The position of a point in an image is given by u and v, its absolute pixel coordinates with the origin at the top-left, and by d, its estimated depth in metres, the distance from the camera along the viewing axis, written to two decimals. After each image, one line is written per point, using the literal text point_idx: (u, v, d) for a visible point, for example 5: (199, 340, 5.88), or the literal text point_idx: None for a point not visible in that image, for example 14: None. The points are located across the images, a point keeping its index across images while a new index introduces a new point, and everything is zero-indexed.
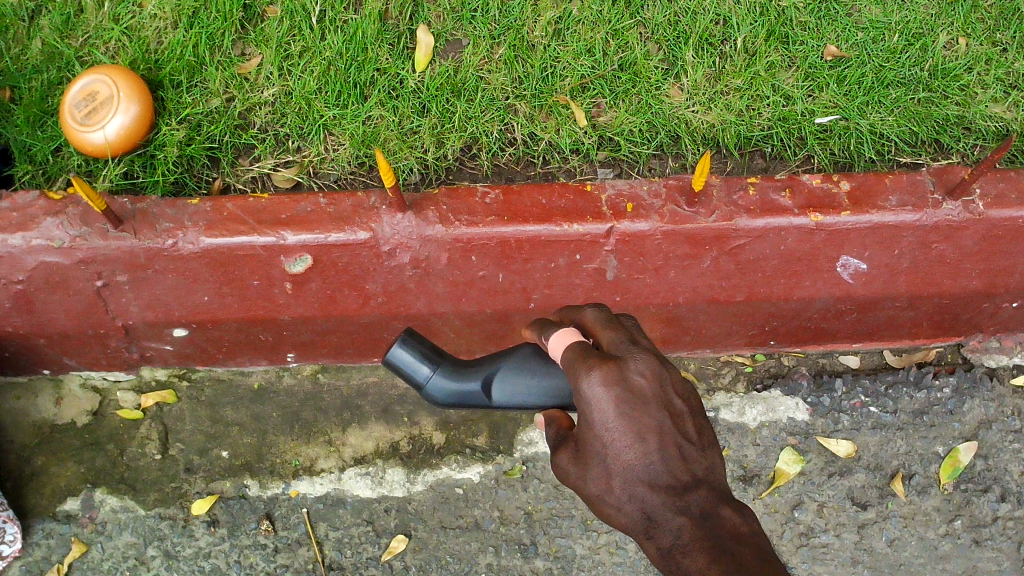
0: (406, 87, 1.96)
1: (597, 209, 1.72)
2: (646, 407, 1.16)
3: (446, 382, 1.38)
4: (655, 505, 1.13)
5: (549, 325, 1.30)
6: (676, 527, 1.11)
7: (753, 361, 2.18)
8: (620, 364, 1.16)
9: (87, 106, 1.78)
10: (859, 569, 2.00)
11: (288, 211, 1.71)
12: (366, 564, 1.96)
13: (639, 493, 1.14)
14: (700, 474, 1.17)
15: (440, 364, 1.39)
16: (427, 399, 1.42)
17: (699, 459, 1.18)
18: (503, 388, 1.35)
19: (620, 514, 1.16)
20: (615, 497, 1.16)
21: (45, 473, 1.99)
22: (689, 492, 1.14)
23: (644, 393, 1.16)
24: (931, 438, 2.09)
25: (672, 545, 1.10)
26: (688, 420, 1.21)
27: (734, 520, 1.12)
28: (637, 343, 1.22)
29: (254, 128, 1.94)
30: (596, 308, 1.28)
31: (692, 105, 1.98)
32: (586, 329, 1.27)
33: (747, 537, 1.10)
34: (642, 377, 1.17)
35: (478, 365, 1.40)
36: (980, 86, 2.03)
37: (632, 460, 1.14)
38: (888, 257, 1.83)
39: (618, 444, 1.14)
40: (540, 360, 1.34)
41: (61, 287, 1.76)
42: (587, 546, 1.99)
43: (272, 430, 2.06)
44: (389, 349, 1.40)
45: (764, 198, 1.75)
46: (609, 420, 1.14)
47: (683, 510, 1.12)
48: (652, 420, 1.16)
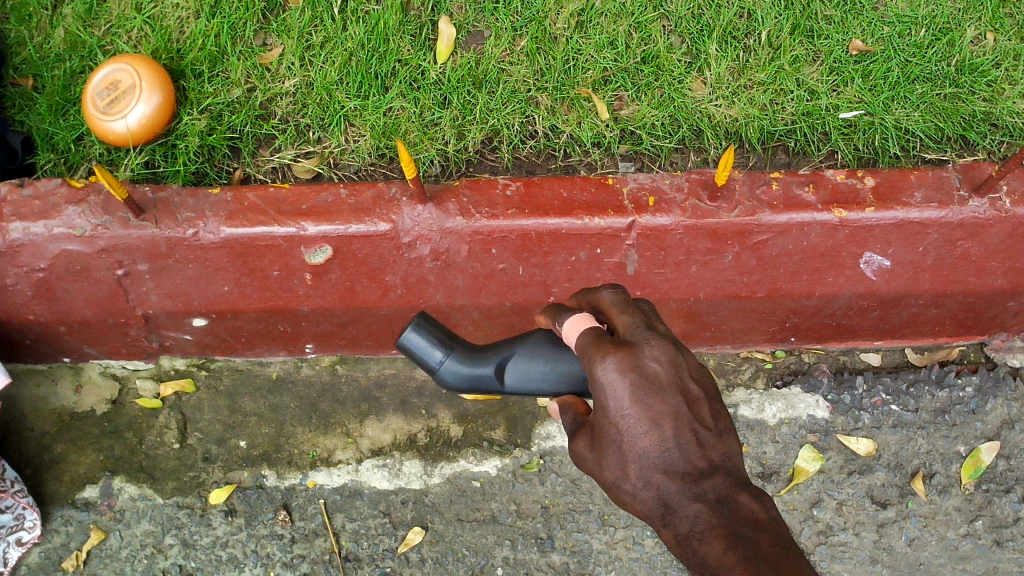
0: (427, 78, 1.95)
1: (619, 203, 1.72)
2: (662, 393, 1.15)
3: (459, 366, 1.43)
4: (673, 492, 1.14)
5: (563, 311, 1.29)
6: (693, 514, 1.12)
7: (773, 357, 2.16)
8: (635, 350, 1.16)
9: (109, 95, 1.78)
10: (879, 568, 1.97)
11: (309, 202, 1.70)
12: (383, 556, 1.95)
13: (655, 481, 1.16)
14: (717, 461, 1.17)
15: (454, 349, 1.43)
16: (440, 383, 1.46)
17: (716, 446, 1.19)
18: (515, 373, 1.39)
19: (637, 502, 1.18)
20: (631, 485, 1.17)
21: (65, 460, 2.00)
22: (706, 479, 1.14)
23: (660, 380, 1.15)
24: (953, 437, 2.07)
25: (689, 532, 1.11)
26: (704, 406, 1.20)
27: (752, 506, 1.12)
28: (653, 328, 1.20)
29: (275, 119, 1.93)
30: (613, 289, 1.27)
31: (715, 99, 1.96)
32: (603, 311, 1.26)
33: (764, 524, 1.10)
34: (658, 364, 1.16)
35: (491, 350, 1.44)
36: (1008, 82, 2.00)
37: (648, 447, 1.16)
38: (913, 254, 1.81)
39: (634, 431, 1.15)
40: (553, 348, 1.37)
41: (82, 275, 1.77)
42: (604, 540, 1.98)
43: (290, 421, 2.06)
44: (404, 333, 1.44)
45: (787, 193, 1.73)
46: (623, 406, 1.15)
47: (698, 496, 1.13)
48: (668, 406, 1.16)
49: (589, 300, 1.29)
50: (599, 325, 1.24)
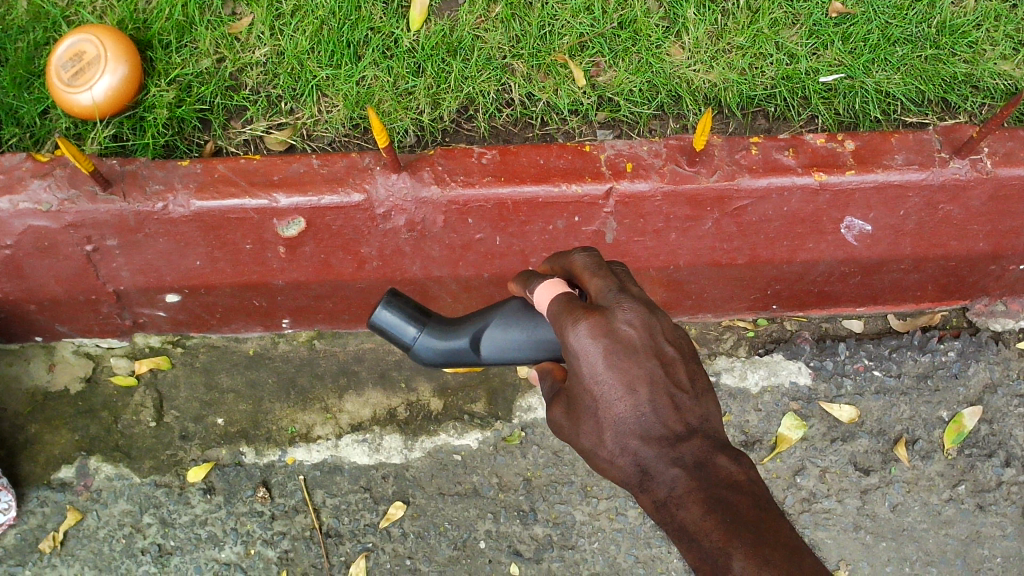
0: (401, 46, 1.91)
1: (596, 169, 1.69)
2: (635, 356, 1.15)
3: (434, 341, 1.41)
4: (649, 457, 1.15)
5: (534, 278, 1.27)
6: (671, 478, 1.13)
7: (755, 325, 2.15)
8: (607, 314, 1.14)
9: (74, 67, 1.73)
10: (862, 535, 1.97)
11: (281, 172, 1.67)
12: (364, 531, 1.93)
13: (632, 446, 1.16)
14: (695, 424, 1.18)
15: (427, 324, 1.42)
16: (417, 359, 1.45)
17: (694, 408, 1.20)
18: (492, 343, 1.38)
19: (613, 468, 1.18)
20: (608, 451, 1.17)
21: (39, 441, 1.97)
22: (682, 441, 1.15)
23: (633, 343, 1.14)
24: (936, 402, 2.06)
25: (667, 497, 1.12)
26: (680, 366, 1.20)
27: (730, 468, 1.13)
28: (626, 290, 1.19)
29: (246, 89, 1.90)
30: (585, 253, 1.24)
31: (694, 64, 1.93)
32: (575, 275, 1.24)
33: (744, 485, 1.11)
34: (630, 327, 1.15)
35: (465, 323, 1.42)
36: (989, 43, 1.98)
37: (623, 413, 1.15)
38: (894, 218, 1.80)
39: (609, 397, 1.15)
40: (527, 316, 1.35)
41: (50, 251, 1.73)
42: (586, 512, 1.97)
43: (268, 397, 2.04)
44: (375, 313, 1.42)
45: (767, 157, 1.71)
46: (597, 372, 1.14)
47: (677, 460, 1.14)
48: (642, 369, 1.15)
49: (562, 265, 1.27)
50: (570, 290, 1.22)
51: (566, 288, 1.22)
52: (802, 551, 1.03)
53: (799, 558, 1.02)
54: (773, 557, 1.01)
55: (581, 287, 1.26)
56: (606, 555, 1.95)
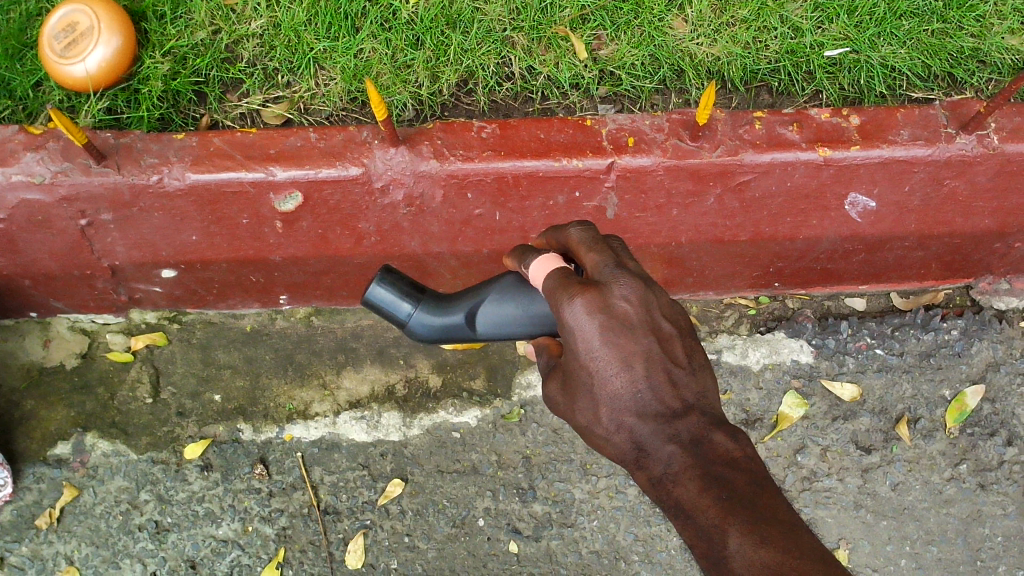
0: (399, 18, 1.88)
1: (598, 144, 1.66)
2: (632, 332, 1.12)
3: (429, 318, 1.40)
4: (645, 434, 1.14)
5: (529, 253, 1.24)
6: (667, 455, 1.13)
7: (756, 303, 2.14)
8: (604, 290, 1.11)
9: (66, 38, 1.70)
10: (863, 513, 1.96)
11: (277, 146, 1.65)
12: (362, 508, 1.92)
13: (629, 423, 1.15)
14: (691, 400, 1.17)
15: (422, 300, 1.40)
16: (411, 335, 1.43)
17: (690, 384, 1.18)
18: (488, 318, 1.37)
19: (609, 445, 1.18)
20: (603, 428, 1.17)
21: (35, 417, 1.96)
22: (679, 419, 1.15)
23: (630, 319, 1.12)
24: (938, 381, 2.05)
25: (664, 474, 1.13)
26: (677, 343, 1.18)
27: (727, 445, 1.14)
28: (623, 265, 1.16)
29: (242, 62, 1.87)
30: (582, 227, 1.21)
31: (697, 38, 1.90)
32: (573, 250, 1.20)
33: (740, 462, 1.12)
34: (627, 303, 1.12)
35: (459, 298, 1.41)
36: (997, 17, 1.95)
37: (620, 389, 1.13)
38: (899, 195, 1.77)
39: (605, 372, 1.13)
40: (522, 291, 1.34)
41: (44, 226, 1.71)
42: (586, 490, 1.96)
43: (265, 374, 2.02)
44: (369, 289, 1.39)
45: (771, 132, 1.68)
46: (593, 348, 1.12)
47: (673, 437, 1.14)
48: (639, 345, 1.13)
49: (559, 240, 1.24)
50: (566, 265, 1.19)
51: (562, 263, 1.19)
52: (799, 529, 1.06)
53: (795, 535, 1.04)
54: (769, 534, 1.03)
55: (576, 261, 1.23)
56: (605, 533, 1.94)
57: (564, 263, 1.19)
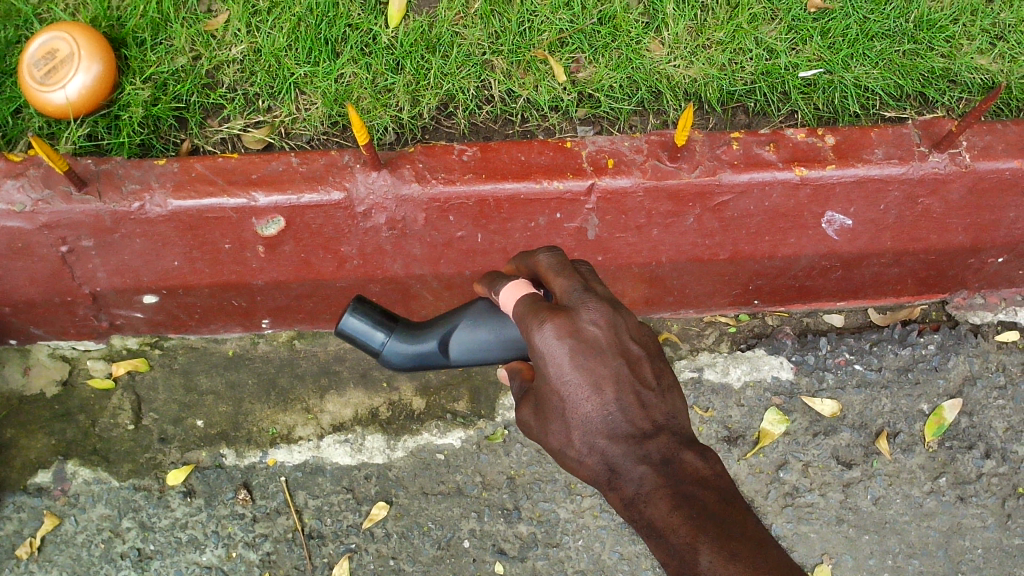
0: (379, 43, 1.90)
1: (578, 166, 1.68)
2: (602, 355, 1.14)
3: (403, 346, 1.40)
4: (617, 455, 1.15)
5: (500, 279, 1.27)
6: (639, 476, 1.13)
7: (737, 321, 2.15)
8: (573, 314, 1.14)
9: (46, 65, 1.70)
10: (844, 528, 1.98)
11: (259, 171, 1.65)
12: (347, 532, 1.92)
13: (600, 445, 1.16)
14: (661, 421, 1.19)
15: (396, 328, 1.40)
16: (384, 364, 1.43)
17: (659, 406, 1.20)
18: (461, 344, 1.38)
19: (582, 467, 1.18)
20: (577, 450, 1.18)
21: (15, 445, 1.94)
22: (650, 439, 1.16)
23: (599, 342, 1.14)
24: (916, 395, 2.07)
25: (636, 494, 1.13)
26: (646, 365, 1.20)
27: (697, 464, 1.15)
28: (590, 289, 1.18)
29: (223, 87, 1.87)
30: (550, 252, 1.23)
31: (674, 60, 1.93)
32: (541, 275, 1.23)
33: (710, 481, 1.13)
34: (596, 327, 1.14)
35: (432, 325, 1.42)
36: (966, 37, 1.99)
37: (591, 412, 1.15)
38: (874, 213, 1.80)
39: (576, 396, 1.14)
40: (494, 316, 1.35)
41: (24, 253, 1.70)
42: (570, 510, 1.97)
43: (248, 398, 2.02)
44: (343, 320, 1.39)
45: (748, 152, 1.71)
46: (564, 372, 1.14)
47: (644, 457, 1.14)
48: (609, 369, 1.15)
49: (528, 265, 1.27)
50: (535, 290, 1.21)
51: (530, 289, 1.21)
52: (767, 544, 1.06)
53: (765, 550, 1.05)
54: (739, 550, 1.04)
55: (544, 288, 1.25)
56: (590, 553, 1.95)
57: (532, 290, 1.22)
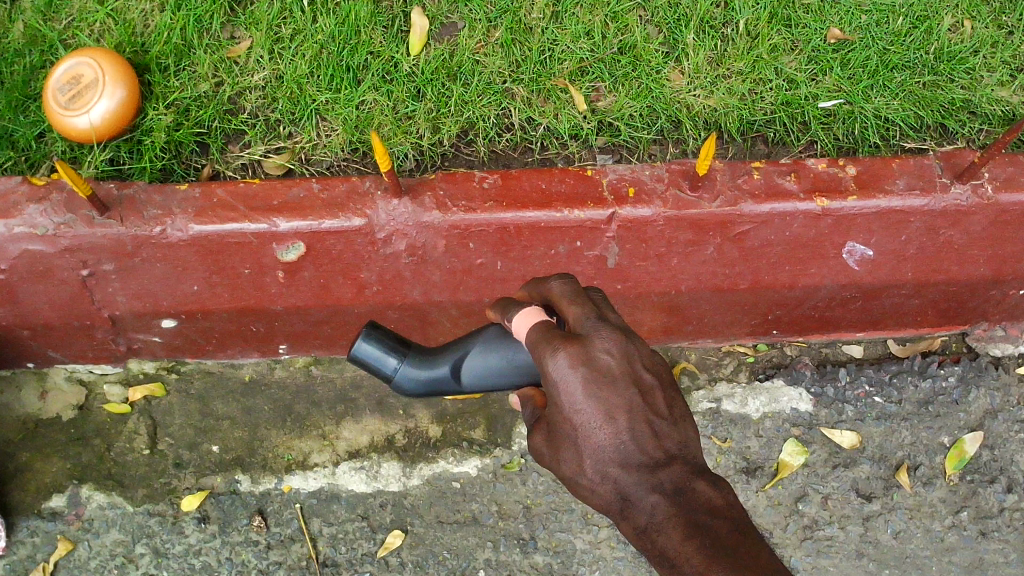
0: (401, 70, 1.91)
1: (599, 195, 1.68)
2: (614, 384, 1.14)
3: (416, 371, 1.38)
4: (629, 484, 1.13)
5: (512, 304, 1.25)
6: (650, 505, 1.11)
7: (755, 351, 2.14)
8: (586, 343, 1.13)
9: (71, 90, 1.72)
10: (865, 562, 1.96)
11: (280, 197, 1.65)
12: (362, 560, 1.90)
13: (612, 474, 1.14)
14: (673, 451, 1.17)
15: (409, 353, 1.38)
16: (396, 389, 1.41)
17: (672, 435, 1.18)
18: (474, 370, 1.37)
19: (594, 495, 1.17)
20: (589, 478, 1.16)
21: (30, 469, 1.94)
22: (661, 468, 1.14)
23: (612, 371, 1.14)
24: (937, 428, 2.05)
25: (648, 523, 1.11)
26: (659, 395, 1.18)
27: (710, 493, 1.12)
28: (604, 318, 1.18)
29: (245, 113, 1.88)
30: (563, 280, 1.24)
31: (694, 89, 1.93)
32: (554, 303, 1.23)
33: (722, 511, 1.11)
34: (608, 356, 1.14)
35: (443, 351, 1.40)
36: (986, 69, 1.99)
37: (603, 441, 1.13)
38: (895, 244, 1.79)
39: (589, 425, 1.13)
40: (506, 343, 1.34)
41: (45, 276, 1.71)
42: (587, 540, 1.95)
43: (264, 424, 2.01)
44: (355, 346, 1.37)
45: (769, 183, 1.71)
46: (576, 401, 1.13)
47: (655, 486, 1.12)
48: (621, 398, 1.14)
49: (540, 293, 1.26)
50: (548, 318, 1.20)
51: (543, 316, 1.20)
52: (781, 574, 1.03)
53: None
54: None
55: (557, 316, 1.24)
56: None
57: (546, 317, 1.21)
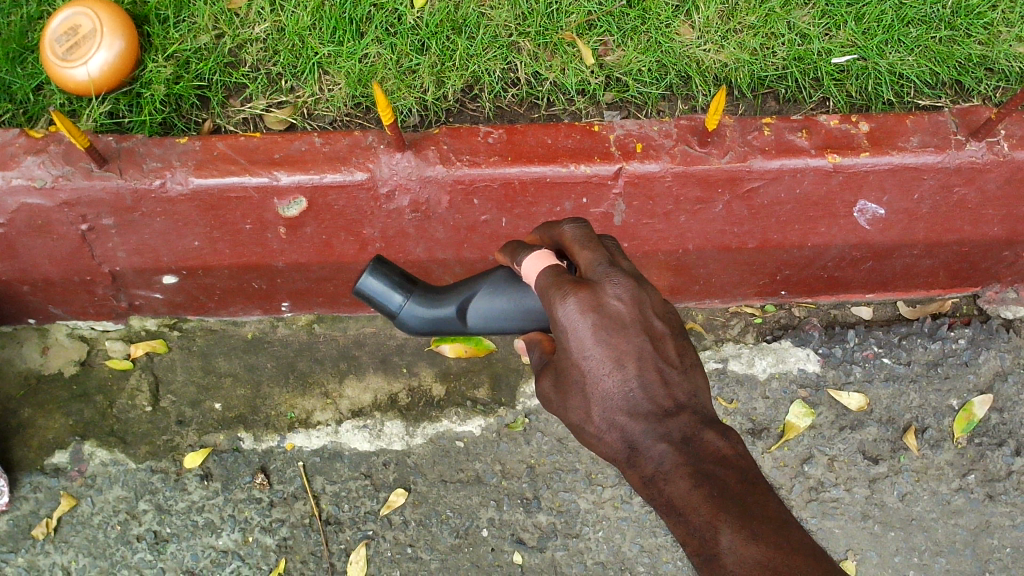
0: (405, 23, 1.87)
1: (606, 149, 1.65)
2: (625, 331, 1.11)
3: (421, 310, 1.35)
4: (637, 433, 1.12)
5: (516, 253, 1.22)
6: (658, 454, 1.10)
7: (762, 311, 2.12)
8: (597, 288, 1.10)
9: (68, 41, 1.69)
10: (870, 524, 1.95)
11: (282, 150, 1.63)
12: (365, 518, 1.90)
13: (620, 422, 1.13)
14: (683, 399, 1.15)
15: (415, 291, 1.35)
16: (401, 328, 1.38)
17: (683, 384, 1.16)
18: (481, 312, 1.34)
19: (602, 443, 1.16)
20: (595, 427, 1.15)
21: (32, 425, 1.93)
22: (670, 417, 1.12)
23: (623, 319, 1.11)
24: (946, 390, 2.03)
25: (655, 473, 1.09)
26: (669, 341, 1.16)
27: (718, 443, 1.10)
28: (616, 263, 1.14)
29: (246, 66, 1.85)
30: (574, 223, 1.19)
31: (704, 44, 1.89)
32: (565, 247, 1.18)
33: (731, 459, 1.09)
34: (619, 302, 1.11)
35: (451, 290, 1.37)
36: (1004, 24, 1.94)
37: (611, 388, 1.12)
38: (908, 203, 1.76)
39: (597, 372, 1.12)
40: (514, 285, 1.31)
41: (44, 230, 1.68)
42: (591, 500, 1.94)
43: (267, 381, 2.00)
44: (360, 280, 1.35)
45: (779, 139, 1.67)
46: (585, 347, 1.11)
47: (664, 436, 1.11)
48: (631, 345, 1.12)
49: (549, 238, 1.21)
50: (559, 263, 1.17)
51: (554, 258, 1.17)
52: (790, 524, 1.02)
53: (787, 531, 1.01)
54: (760, 530, 1.00)
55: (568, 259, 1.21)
56: (610, 544, 1.92)
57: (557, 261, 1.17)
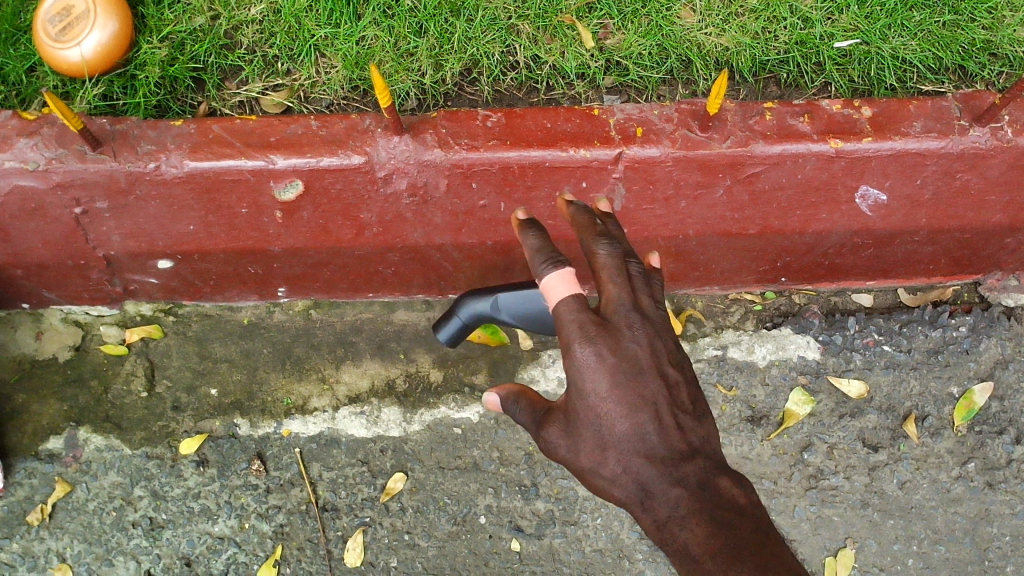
0: (402, 5, 1.84)
1: (605, 134, 1.63)
2: (642, 375, 1.22)
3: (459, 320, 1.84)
4: (651, 477, 1.19)
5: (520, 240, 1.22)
6: (673, 498, 1.17)
7: (763, 298, 2.10)
8: (618, 334, 1.23)
9: (61, 21, 1.66)
10: (869, 512, 1.94)
11: (278, 133, 1.61)
12: (362, 505, 1.89)
13: (636, 467, 1.21)
14: (696, 444, 1.23)
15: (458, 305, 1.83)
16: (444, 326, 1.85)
17: (695, 431, 1.25)
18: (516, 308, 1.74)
19: (614, 487, 1.23)
20: (609, 471, 1.23)
21: (27, 411, 1.92)
22: (685, 463, 1.20)
23: (639, 362, 1.23)
24: (946, 378, 2.02)
25: (670, 516, 1.16)
26: (683, 389, 1.27)
27: (733, 491, 1.18)
28: (637, 307, 1.25)
29: (242, 49, 1.83)
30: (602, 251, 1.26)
31: (705, 27, 1.87)
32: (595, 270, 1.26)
33: (745, 509, 1.16)
34: (636, 346, 1.23)
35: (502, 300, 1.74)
36: (1009, 8, 1.91)
37: (625, 433, 1.21)
38: (910, 188, 1.74)
39: (614, 415, 1.21)
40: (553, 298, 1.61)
41: (37, 214, 1.67)
42: (590, 487, 1.93)
43: (263, 367, 1.98)
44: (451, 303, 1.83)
45: (781, 123, 1.65)
46: (602, 390, 1.21)
47: (679, 481, 1.18)
48: (647, 389, 1.22)
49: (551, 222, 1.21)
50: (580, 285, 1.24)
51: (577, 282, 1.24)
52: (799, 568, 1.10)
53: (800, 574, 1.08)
54: (773, 564, 1.08)
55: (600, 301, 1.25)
56: (609, 532, 1.91)
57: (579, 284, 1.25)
